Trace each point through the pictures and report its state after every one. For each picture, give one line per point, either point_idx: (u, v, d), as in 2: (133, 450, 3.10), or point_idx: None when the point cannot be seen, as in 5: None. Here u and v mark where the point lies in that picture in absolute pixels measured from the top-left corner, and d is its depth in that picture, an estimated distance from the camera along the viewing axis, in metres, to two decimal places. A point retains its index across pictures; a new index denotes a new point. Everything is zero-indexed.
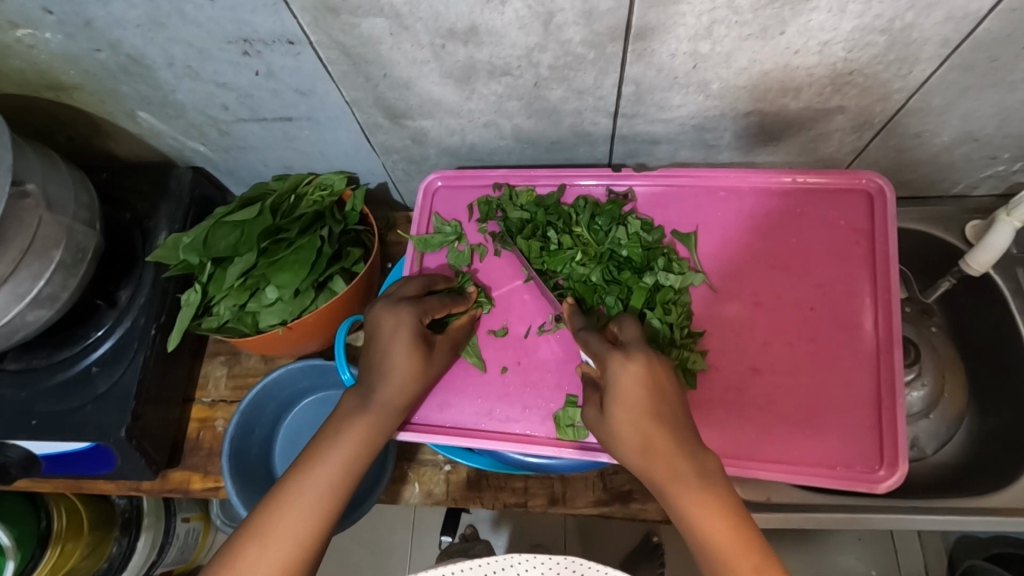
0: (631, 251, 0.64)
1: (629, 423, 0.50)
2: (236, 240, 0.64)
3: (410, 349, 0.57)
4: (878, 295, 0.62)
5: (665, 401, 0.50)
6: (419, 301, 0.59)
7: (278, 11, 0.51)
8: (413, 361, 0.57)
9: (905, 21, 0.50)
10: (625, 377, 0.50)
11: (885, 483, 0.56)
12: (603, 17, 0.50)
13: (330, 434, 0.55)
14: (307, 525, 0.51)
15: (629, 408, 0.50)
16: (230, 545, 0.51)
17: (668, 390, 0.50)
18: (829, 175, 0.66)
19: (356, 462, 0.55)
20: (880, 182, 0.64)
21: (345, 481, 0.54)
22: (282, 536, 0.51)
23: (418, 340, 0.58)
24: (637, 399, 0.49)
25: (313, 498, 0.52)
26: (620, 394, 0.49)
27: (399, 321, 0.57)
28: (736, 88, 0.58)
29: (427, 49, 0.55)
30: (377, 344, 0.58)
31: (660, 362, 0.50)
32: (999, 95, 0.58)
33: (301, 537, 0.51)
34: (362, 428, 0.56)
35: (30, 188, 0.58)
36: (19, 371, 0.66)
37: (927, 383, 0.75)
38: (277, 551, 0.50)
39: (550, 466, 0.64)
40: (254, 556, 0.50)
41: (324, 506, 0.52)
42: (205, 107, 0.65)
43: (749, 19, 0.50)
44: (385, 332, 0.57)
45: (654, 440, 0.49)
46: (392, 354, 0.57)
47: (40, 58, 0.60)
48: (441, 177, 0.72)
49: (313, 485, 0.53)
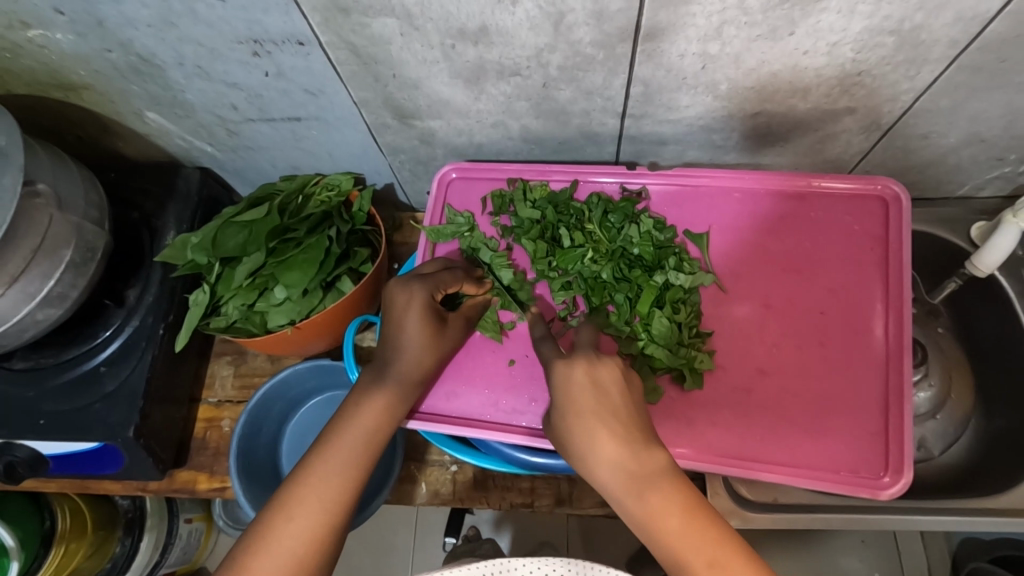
0: (642, 250, 0.63)
1: (579, 429, 0.49)
2: (245, 239, 0.64)
3: (423, 322, 0.58)
4: (890, 303, 0.62)
5: (605, 398, 0.50)
6: (431, 276, 0.60)
7: (290, 11, 0.51)
8: (427, 333, 0.58)
9: (914, 22, 0.50)
10: (570, 376, 0.51)
11: (890, 490, 0.56)
12: (613, 18, 0.50)
13: (351, 406, 0.56)
14: (335, 492, 0.51)
15: (574, 412, 0.50)
16: (255, 521, 0.50)
17: (605, 387, 0.50)
18: (845, 180, 0.66)
19: (379, 431, 0.55)
20: (896, 189, 0.65)
21: (370, 450, 0.54)
22: (311, 505, 0.50)
23: (431, 312, 0.59)
24: (578, 399, 0.50)
25: (340, 466, 0.52)
26: (563, 397, 0.51)
27: (411, 294, 0.58)
28: (744, 89, 0.58)
29: (436, 49, 0.55)
30: (390, 320, 0.59)
31: (601, 364, 0.51)
32: (1007, 96, 0.58)
33: (330, 506, 0.50)
34: (384, 400, 0.56)
35: (41, 188, 0.58)
36: (26, 370, 0.66)
37: (934, 384, 0.74)
38: (306, 519, 0.49)
39: (554, 466, 0.62)
40: (280, 530, 0.49)
41: (352, 473, 0.52)
42: (214, 107, 0.65)
43: (759, 20, 0.50)
44: (398, 306, 0.58)
45: (605, 449, 0.48)
46: (404, 327, 0.58)
47: (51, 58, 0.60)
48: (456, 169, 0.72)
49: (338, 454, 0.52)
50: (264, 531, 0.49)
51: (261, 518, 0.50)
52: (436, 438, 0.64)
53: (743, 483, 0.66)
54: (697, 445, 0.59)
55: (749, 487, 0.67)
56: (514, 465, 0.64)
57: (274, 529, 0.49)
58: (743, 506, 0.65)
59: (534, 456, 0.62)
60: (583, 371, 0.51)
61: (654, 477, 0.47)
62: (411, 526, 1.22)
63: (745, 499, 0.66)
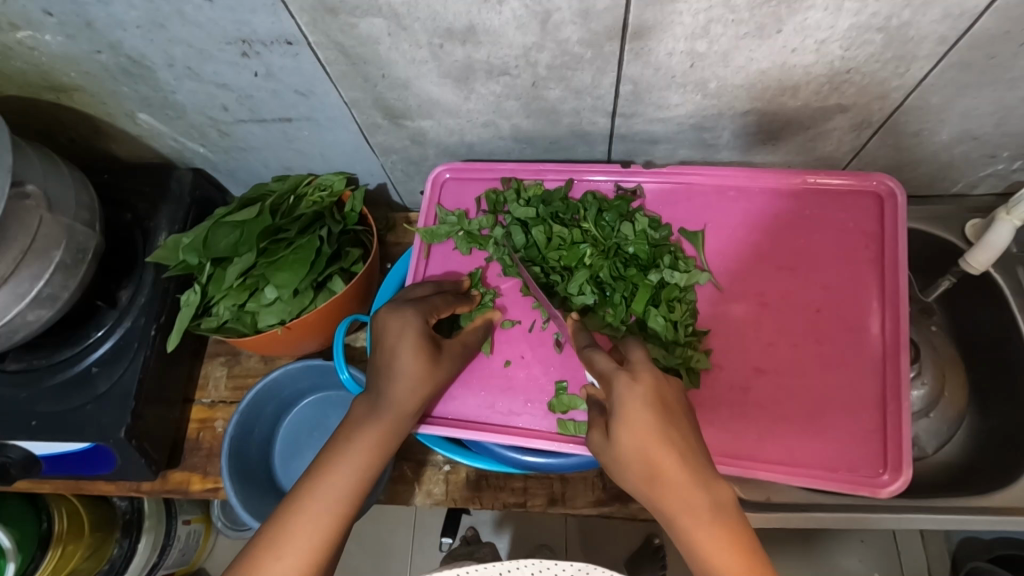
0: (637, 248, 0.64)
1: (688, 500, 0.46)
2: (236, 240, 0.64)
3: (416, 351, 0.56)
4: (886, 300, 0.61)
5: (696, 446, 0.48)
6: (423, 303, 0.60)
7: (277, 12, 0.51)
8: (421, 361, 0.57)
9: (902, 18, 0.50)
10: (633, 392, 0.48)
11: (890, 487, 0.56)
12: (599, 16, 0.50)
13: (346, 439, 0.55)
14: (323, 531, 0.51)
15: (663, 473, 0.47)
16: (246, 554, 0.50)
17: (687, 422, 0.49)
18: (838, 177, 0.66)
19: (372, 465, 0.54)
20: (890, 185, 0.64)
21: (361, 484, 0.54)
22: (300, 544, 0.50)
23: (423, 340, 0.57)
24: (680, 449, 0.47)
25: (330, 503, 0.52)
26: (621, 404, 0.48)
27: (402, 323, 0.57)
28: (734, 87, 0.58)
29: (425, 49, 0.55)
30: (382, 350, 0.57)
31: (668, 384, 0.49)
32: (997, 93, 0.58)
33: (320, 543, 0.50)
34: (378, 436, 0.55)
35: (30, 189, 0.58)
36: (19, 371, 0.66)
37: (928, 382, 0.74)
38: (294, 557, 0.49)
39: (547, 465, 0.63)
40: (269, 568, 0.49)
41: (340, 509, 0.52)
42: (205, 108, 0.65)
43: (746, 17, 0.50)
44: (390, 335, 0.57)
45: (723, 528, 0.46)
46: (398, 358, 0.56)
47: (41, 59, 0.60)
48: (449, 169, 0.72)
49: (329, 490, 0.52)
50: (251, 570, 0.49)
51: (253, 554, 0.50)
52: (431, 439, 0.64)
53: (737, 482, 0.66)
54: None
55: (743, 486, 0.65)
56: (505, 464, 0.64)
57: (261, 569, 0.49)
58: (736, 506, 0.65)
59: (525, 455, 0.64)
60: (654, 395, 0.48)
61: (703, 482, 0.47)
62: (410, 527, 1.22)
63: (738, 499, 0.65)
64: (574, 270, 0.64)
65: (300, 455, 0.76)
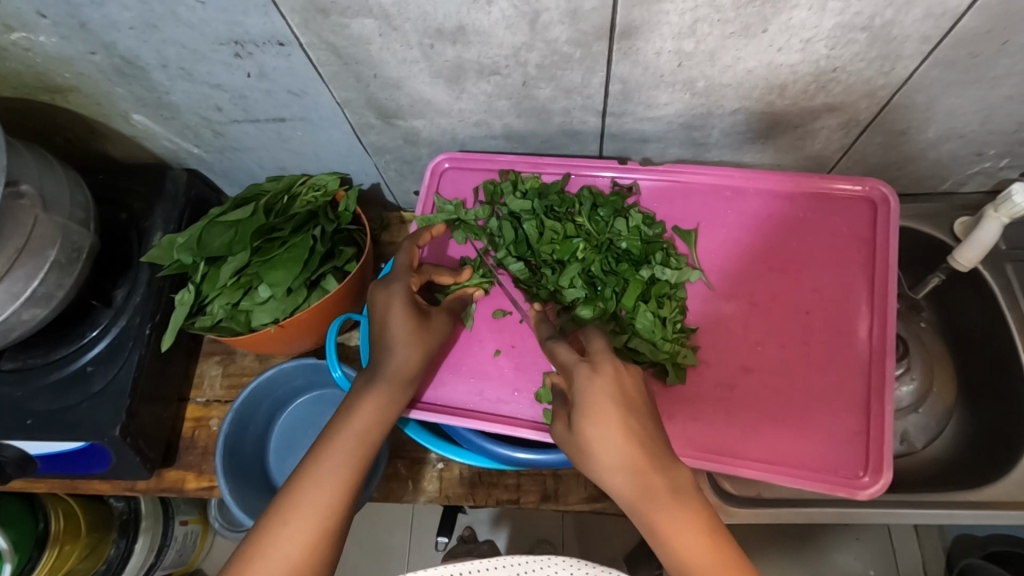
0: (629, 244, 0.64)
1: (657, 489, 0.47)
2: (230, 239, 0.65)
3: (407, 317, 0.58)
4: (874, 304, 0.62)
5: (659, 436, 0.50)
6: (400, 271, 0.61)
7: (269, 13, 0.52)
8: (412, 327, 0.58)
9: (885, 18, 0.51)
10: (596, 385, 0.50)
11: (870, 489, 0.56)
12: (587, 16, 0.51)
13: (347, 408, 0.55)
14: (333, 495, 0.50)
15: (629, 464, 0.48)
16: (252, 531, 0.49)
17: (648, 412, 0.50)
18: (838, 183, 0.66)
19: (373, 433, 0.55)
20: (884, 191, 0.65)
21: (366, 449, 0.54)
22: (306, 509, 0.49)
23: (411, 305, 0.59)
24: (643, 439, 0.49)
25: (334, 469, 0.52)
26: (587, 402, 0.49)
27: (390, 292, 0.59)
28: (722, 86, 0.59)
29: (415, 49, 0.56)
30: (376, 321, 0.59)
31: (628, 373, 0.51)
32: (982, 91, 0.59)
33: (326, 509, 0.50)
34: (378, 400, 0.56)
35: (25, 189, 0.59)
36: (15, 370, 0.67)
37: (917, 377, 0.76)
38: (301, 523, 0.49)
39: (538, 461, 0.62)
40: (278, 535, 0.48)
41: (347, 475, 0.52)
42: (199, 108, 0.66)
43: (731, 17, 0.51)
44: (379, 305, 0.59)
45: (691, 515, 0.47)
46: (389, 325, 0.58)
47: (36, 60, 0.61)
48: (450, 159, 0.72)
49: (332, 457, 0.52)
50: (259, 541, 0.48)
51: (260, 528, 0.49)
52: (420, 434, 0.64)
53: (728, 478, 0.67)
54: (676, 438, 0.60)
55: (733, 482, 0.67)
56: (496, 461, 0.63)
57: (270, 538, 0.48)
58: (727, 501, 0.66)
59: (517, 453, 0.62)
60: (615, 387, 0.50)
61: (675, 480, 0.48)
62: (407, 526, 1.22)
63: (728, 494, 0.66)
64: (566, 263, 0.64)
65: (295, 452, 0.77)
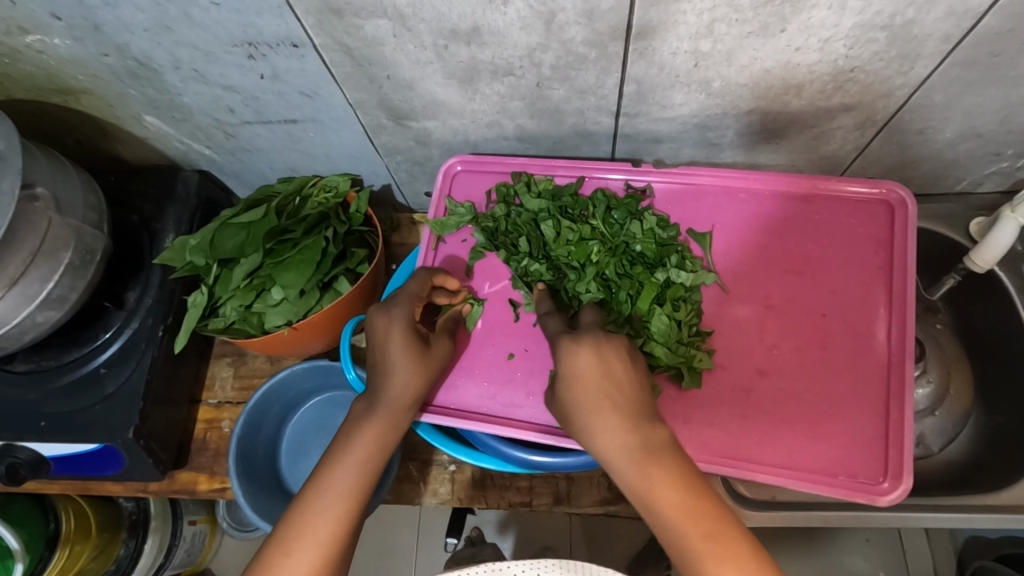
0: (644, 247, 0.63)
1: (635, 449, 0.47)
2: (243, 240, 0.64)
3: (405, 345, 0.56)
4: (893, 307, 0.61)
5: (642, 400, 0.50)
6: (405, 296, 0.59)
7: (283, 14, 0.52)
8: (410, 354, 0.56)
9: (906, 17, 0.50)
10: (579, 363, 0.51)
11: (889, 496, 0.56)
12: (604, 16, 0.50)
13: (345, 436, 0.54)
14: (331, 528, 0.50)
15: (612, 436, 0.48)
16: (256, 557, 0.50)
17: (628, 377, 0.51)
18: (855, 184, 0.66)
19: (373, 460, 0.53)
20: (901, 193, 0.65)
21: (366, 479, 0.53)
22: (307, 540, 0.49)
23: (411, 336, 0.57)
24: (636, 422, 0.48)
25: (336, 497, 0.51)
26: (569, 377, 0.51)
27: (390, 320, 0.57)
28: (738, 86, 0.58)
29: (429, 50, 0.55)
30: (374, 345, 0.57)
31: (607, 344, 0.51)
32: (1002, 91, 0.58)
33: (327, 543, 0.49)
34: (378, 430, 0.54)
35: (40, 192, 0.59)
36: (27, 372, 0.67)
37: (933, 380, 0.75)
38: (303, 558, 0.48)
39: (552, 465, 0.61)
40: (278, 566, 0.48)
41: (346, 505, 0.51)
42: (211, 110, 0.66)
43: (749, 16, 0.50)
44: (378, 334, 0.57)
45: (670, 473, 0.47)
46: (388, 353, 0.56)
47: (49, 62, 0.61)
48: (462, 162, 0.71)
49: (333, 485, 0.51)
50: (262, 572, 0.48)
51: (261, 557, 0.49)
52: (433, 437, 0.64)
53: (741, 481, 0.67)
54: (692, 444, 0.59)
55: (746, 485, 0.67)
56: (512, 465, 0.63)
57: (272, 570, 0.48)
58: (742, 504, 0.66)
59: (532, 457, 0.62)
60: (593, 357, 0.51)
61: (657, 449, 0.47)
62: (414, 528, 1.22)
63: (743, 498, 0.66)
64: (582, 267, 0.63)
65: (305, 455, 0.76)
